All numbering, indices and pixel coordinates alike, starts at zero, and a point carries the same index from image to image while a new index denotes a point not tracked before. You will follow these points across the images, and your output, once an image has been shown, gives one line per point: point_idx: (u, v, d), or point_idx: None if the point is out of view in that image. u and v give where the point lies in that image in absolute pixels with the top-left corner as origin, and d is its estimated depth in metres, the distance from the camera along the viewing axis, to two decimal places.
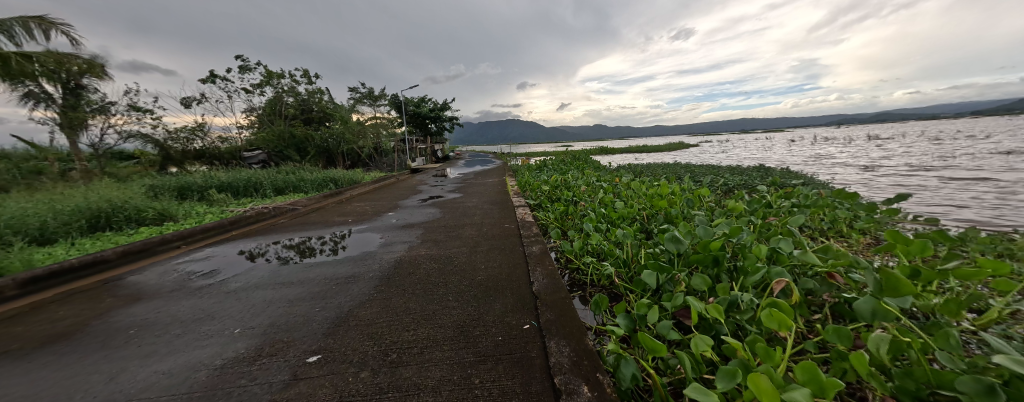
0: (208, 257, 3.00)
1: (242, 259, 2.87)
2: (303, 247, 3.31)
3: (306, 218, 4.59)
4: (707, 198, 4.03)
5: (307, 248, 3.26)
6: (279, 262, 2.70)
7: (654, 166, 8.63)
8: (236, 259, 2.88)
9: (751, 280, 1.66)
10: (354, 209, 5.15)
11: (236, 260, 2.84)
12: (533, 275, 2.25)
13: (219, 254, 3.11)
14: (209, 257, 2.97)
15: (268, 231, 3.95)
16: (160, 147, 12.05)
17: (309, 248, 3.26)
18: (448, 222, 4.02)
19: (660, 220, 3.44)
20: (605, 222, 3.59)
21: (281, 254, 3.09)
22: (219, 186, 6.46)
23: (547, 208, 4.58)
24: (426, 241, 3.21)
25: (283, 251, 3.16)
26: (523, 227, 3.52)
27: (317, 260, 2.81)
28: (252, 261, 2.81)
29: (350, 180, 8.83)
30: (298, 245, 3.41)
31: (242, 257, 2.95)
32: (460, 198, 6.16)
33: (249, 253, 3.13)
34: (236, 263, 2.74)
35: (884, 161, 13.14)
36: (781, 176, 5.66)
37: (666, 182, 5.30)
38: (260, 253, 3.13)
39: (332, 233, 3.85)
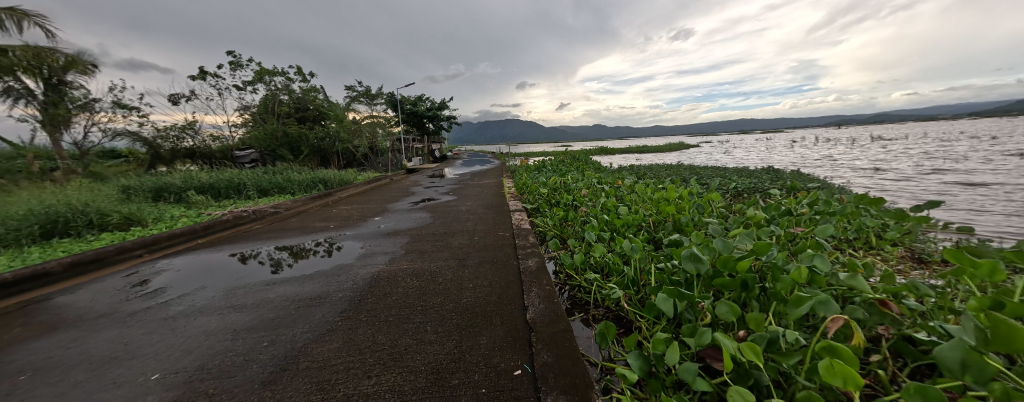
0: (166, 269, 2.70)
1: (202, 273, 2.56)
2: (276, 257, 3.00)
3: (286, 223, 4.26)
4: (719, 204, 3.72)
5: (281, 258, 2.95)
6: (241, 277, 2.40)
7: (657, 167, 8.32)
8: (195, 273, 2.57)
9: (795, 314, 1.32)
10: (339, 212, 4.81)
11: (195, 274, 2.54)
12: (527, 297, 1.93)
13: (180, 265, 2.80)
14: (164, 271, 2.65)
15: (240, 240, 3.62)
16: (148, 146, 11.68)
17: (303, 248, 3.25)
18: (438, 229, 3.70)
19: (669, 229, 3.13)
20: (608, 230, 3.31)
21: (248, 265, 2.78)
22: (199, 187, 6.14)
23: (545, 213, 4.29)
24: (410, 253, 2.89)
25: (251, 263, 2.85)
26: (518, 235, 3.21)
27: (284, 274, 2.48)
28: (213, 275, 2.51)
29: (341, 180, 8.49)
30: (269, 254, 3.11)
31: (203, 270, 2.65)
32: (454, 200, 5.84)
33: (212, 264, 2.82)
34: (194, 278, 2.43)
35: (889, 162, 12.91)
36: (793, 179, 5.37)
37: (672, 185, 4.99)
38: (226, 264, 2.83)
39: (312, 241, 3.54)
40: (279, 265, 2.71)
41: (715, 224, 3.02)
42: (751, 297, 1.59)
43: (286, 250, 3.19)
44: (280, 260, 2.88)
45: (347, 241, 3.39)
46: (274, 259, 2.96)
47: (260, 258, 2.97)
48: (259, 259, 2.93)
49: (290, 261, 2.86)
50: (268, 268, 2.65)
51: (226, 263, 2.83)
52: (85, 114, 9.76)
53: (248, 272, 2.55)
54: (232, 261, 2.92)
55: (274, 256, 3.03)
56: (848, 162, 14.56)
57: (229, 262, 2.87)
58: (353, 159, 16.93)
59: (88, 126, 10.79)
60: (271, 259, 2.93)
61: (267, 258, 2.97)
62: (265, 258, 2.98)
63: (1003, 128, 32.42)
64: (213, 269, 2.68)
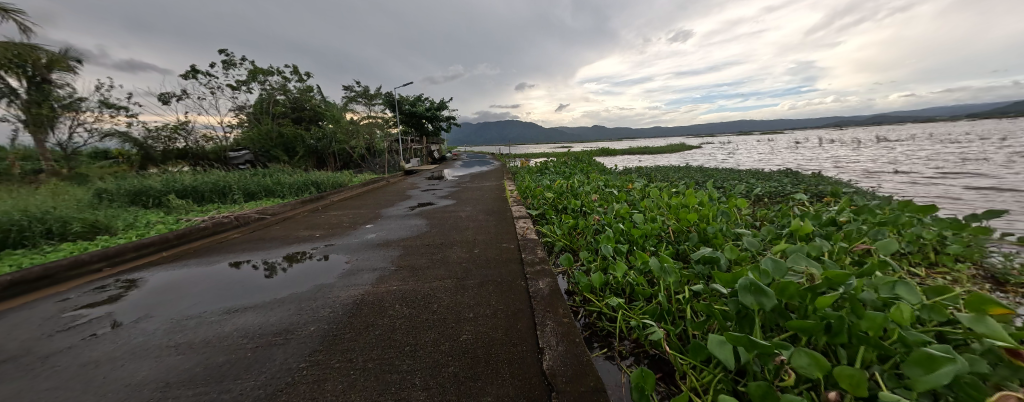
0: (120, 290, 2.33)
1: (159, 296, 2.20)
2: (251, 271, 2.65)
3: (267, 230, 3.86)
4: (745, 212, 3.38)
5: (256, 273, 2.61)
6: (199, 302, 2.03)
7: (665, 169, 7.98)
8: (152, 295, 2.21)
9: (928, 383, 0.95)
10: (327, 218, 4.44)
11: (149, 297, 2.17)
12: (542, 335, 1.55)
13: (135, 284, 2.43)
14: (112, 293, 2.27)
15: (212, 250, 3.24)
16: (139, 146, 11.23)
17: (285, 260, 2.91)
18: (435, 238, 3.35)
19: (697, 243, 2.77)
20: (625, 241, 2.95)
21: (215, 283, 2.42)
22: (181, 191, 5.76)
23: (551, 220, 3.94)
24: (402, 270, 2.52)
25: (220, 279, 2.50)
26: (525, 248, 2.85)
27: (250, 297, 2.10)
28: (170, 298, 2.15)
29: (334, 183, 8.11)
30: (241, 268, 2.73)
31: (161, 290, 2.28)
32: (453, 205, 5.48)
33: (175, 282, 2.46)
34: (147, 303, 2.07)
35: (899, 165, 12.60)
36: (815, 182, 5.02)
37: (687, 190, 4.64)
38: (190, 281, 2.46)
39: (294, 252, 3.15)
40: (251, 284, 2.36)
41: (749, 236, 2.65)
42: (833, 343, 1.24)
43: (266, 262, 2.86)
44: (253, 277, 2.52)
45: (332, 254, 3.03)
46: (246, 274, 2.59)
47: (231, 273, 2.61)
48: (231, 275, 2.57)
49: (284, 266, 2.76)
50: (237, 288, 2.29)
51: (191, 280, 2.48)
52: (71, 113, 9.38)
53: (213, 293, 2.20)
54: (199, 277, 2.55)
55: (249, 270, 2.68)
56: (855, 164, 14.25)
57: (194, 279, 2.50)
58: (350, 161, 16.58)
59: (74, 127, 10.41)
60: (252, 269, 2.69)
61: (237, 274, 2.60)
62: (238, 273, 2.62)
63: (1003, 129, 32.34)
64: (172, 289, 2.31)
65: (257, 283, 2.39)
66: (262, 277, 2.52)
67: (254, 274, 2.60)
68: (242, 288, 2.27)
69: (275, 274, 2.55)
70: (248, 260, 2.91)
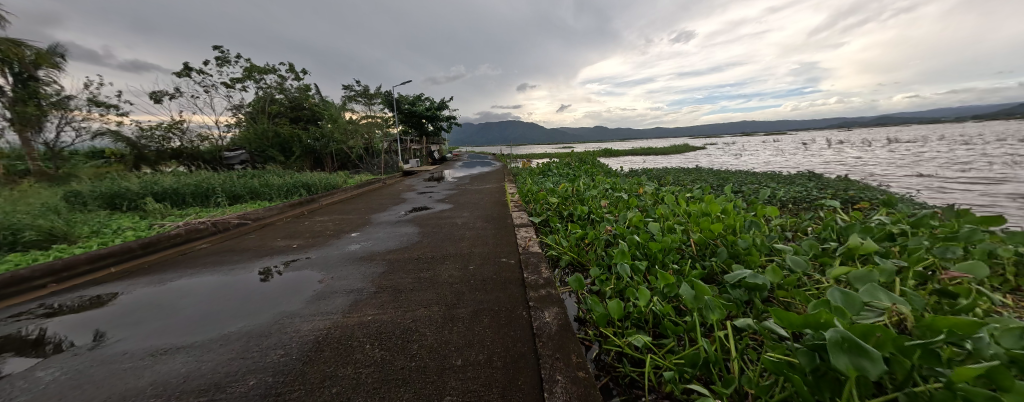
0: (62, 313, 2.03)
1: (109, 321, 1.91)
2: (211, 290, 2.30)
3: (242, 238, 3.48)
4: (777, 222, 3.00)
5: (216, 292, 2.26)
6: (132, 341, 1.67)
7: (675, 171, 7.57)
8: (101, 320, 1.93)
9: None
10: (311, 225, 4.09)
11: (77, 333, 1.81)
12: (551, 395, 1.18)
13: (84, 304, 2.14)
14: (56, 317, 1.98)
15: (178, 259, 2.91)
16: (131, 146, 10.80)
17: (256, 274, 2.57)
18: (426, 250, 2.99)
19: (726, 260, 2.38)
20: (642, 257, 2.56)
21: (162, 309, 2.05)
22: (160, 194, 5.39)
23: (557, 229, 3.56)
24: (382, 293, 2.13)
25: (173, 303, 2.14)
26: (527, 266, 2.48)
27: (205, 325, 1.78)
28: (120, 324, 1.87)
29: (327, 184, 7.74)
30: (207, 283, 2.42)
31: (108, 314, 1.98)
32: (449, 210, 5.11)
33: (120, 306, 2.11)
34: (86, 335, 1.78)
35: (915, 167, 12.19)
36: (844, 186, 4.60)
37: (705, 196, 4.23)
38: (135, 305, 2.10)
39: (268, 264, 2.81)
40: (204, 307, 2.00)
41: (790, 253, 2.26)
42: None
43: (234, 277, 2.52)
44: (219, 294, 2.23)
45: (306, 269, 2.66)
46: (211, 292, 2.28)
47: (188, 293, 2.26)
48: (186, 296, 2.22)
49: (280, 268, 2.68)
50: (194, 311, 1.97)
51: (138, 304, 2.12)
52: (60, 111, 9.02)
53: (156, 323, 1.84)
54: (151, 297, 2.21)
55: (209, 289, 2.32)
56: (868, 166, 13.80)
57: (144, 301, 2.16)
58: (348, 162, 16.28)
59: (63, 126, 10.09)
60: (221, 284, 2.39)
61: (201, 291, 2.29)
62: (194, 294, 2.26)
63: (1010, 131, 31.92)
64: (113, 317, 1.96)
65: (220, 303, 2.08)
66: (234, 292, 2.25)
67: (244, 278, 2.50)
68: (198, 312, 1.95)
69: (244, 292, 2.25)
70: (212, 275, 2.55)
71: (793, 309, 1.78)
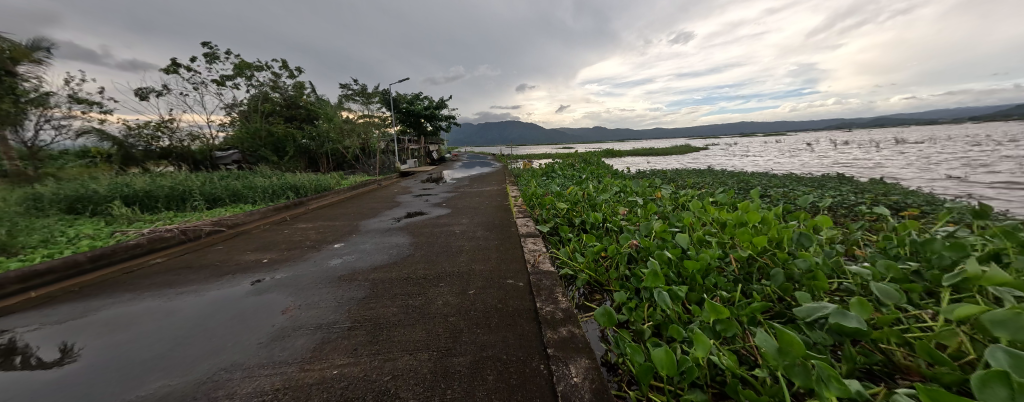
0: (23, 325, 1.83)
1: (86, 331, 1.76)
2: (157, 317, 1.89)
3: (208, 249, 3.03)
4: (829, 234, 2.57)
5: (162, 321, 1.84)
6: (45, 389, 1.33)
7: (686, 174, 7.15)
8: (81, 329, 1.78)
9: None
10: (288, 234, 3.60)
11: (17, 355, 1.56)
12: None
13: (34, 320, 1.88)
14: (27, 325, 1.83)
15: (135, 271, 2.53)
16: (118, 145, 10.08)
17: (226, 291, 2.20)
18: (417, 268, 2.54)
19: (783, 285, 1.94)
20: (679, 281, 2.11)
21: (128, 327, 1.80)
22: (128, 198, 4.91)
23: (569, 240, 3.11)
24: (357, 330, 1.68)
25: (122, 328, 1.80)
26: (540, 292, 2.03)
27: (164, 358, 1.50)
28: (94, 337, 1.70)
29: (317, 185, 7.28)
30: (174, 298, 2.10)
31: (90, 322, 1.83)
32: (446, 216, 4.68)
33: (73, 323, 1.84)
34: (53, 349, 1.61)
35: (932, 169, 11.82)
36: (883, 191, 4.19)
37: (733, 203, 3.78)
38: (87, 325, 1.81)
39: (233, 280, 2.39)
40: (171, 331, 1.72)
41: (867, 280, 1.82)
42: None
43: (199, 294, 2.15)
44: (194, 311, 1.95)
45: (271, 291, 2.18)
46: (184, 307, 1.99)
47: (143, 314, 1.91)
48: (162, 309, 1.97)
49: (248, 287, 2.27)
50: (163, 334, 1.70)
51: (86, 325, 1.81)
52: (38, 109, 8.42)
53: (98, 356, 1.54)
54: (131, 305, 2.02)
55: (184, 302, 2.04)
56: (880, 168, 13.41)
57: (123, 310, 1.97)
58: (343, 162, 15.90)
59: (43, 124, 9.56)
60: (196, 298, 2.09)
61: (175, 305, 2.01)
62: (169, 306, 2.00)
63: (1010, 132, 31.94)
64: (91, 327, 1.80)
65: (194, 324, 1.80)
66: (211, 309, 1.95)
67: (215, 295, 2.14)
68: (162, 338, 1.67)
69: (220, 311, 1.93)
70: (161, 297, 2.11)
71: (900, 361, 1.35)
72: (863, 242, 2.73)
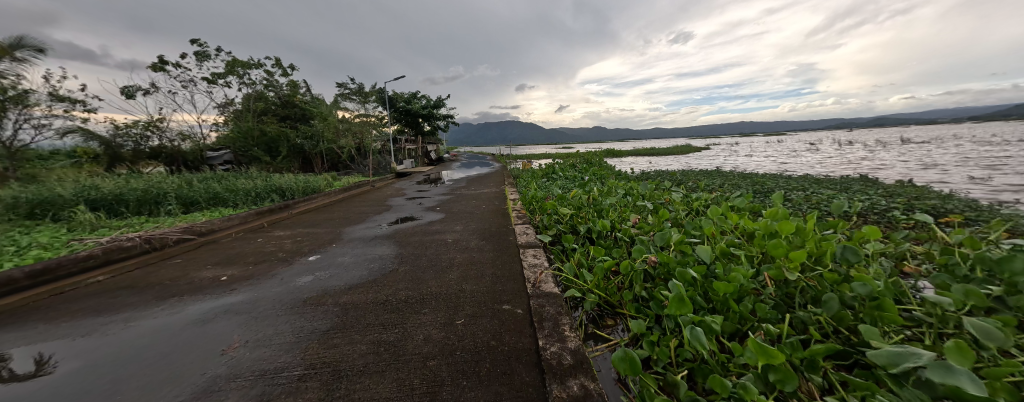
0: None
1: (55, 343, 1.63)
2: (113, 337, 1.67)
3: (164, 263, 2.67)
4: (878, 247, 2.19)
5: (113, 344, 1.61)
6: None
7: (694, 175, 6.78)
8: (55, 339, 1.67)
9: None
10: (260, 243, 3.23)
11: None
12: None
13: None
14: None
15: (70, 291, 2.18)
16: (105, 145, 9.62)
17: (179, 312, 1.90)
18: (400, 288, 2.18)
19: (840, 314, 1.58)
20: (708, 310, 1.73)
21: (95, 341, 1.64)
22: (96, 203, 4.54)
23: (575, 253, 2.75)
24: (311, 376, 1.34)
25: (96, 338, 1.67)
26: (542, 324, 1.65)
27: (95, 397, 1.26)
28: (63, 350, 1.57)
29: (306, 188, 6.89)
30: (120, 320, 1.82)
31: (66, 332, 1.71)
32: (439, 221, 4.32)
33: (42, 333, 1.71)
34: (20, 362, 1.50)
35: (946, 170, 11.48)
36: (916, 194, 3.84)
37: (755, 208, 3.41)
38: (57, 337, 1.68)
39: (184, 300, 2.05)
40: (132, 353, 1.53)
41: (948, 310, 1.46)
42: None
43: (143, 318, 1.84)
44: (156, 330, 1.73)
45: (228, 317, 1.84)
46: (149, 324, 1.78)
47: (111, 328, 1.75)
48: (129, 324, 1.78)
49: (198, 310, 1.92)
50: (124, 355, 1.52)
51: (59, 336, 1.69)
52: (18, 107, 7.93)
53: (52, 378, 1.39)
54: (103, 316, 1.86)
55: (151, 318, 1.84)
56: (891, 168, 13.04)
57: (96, 320, 1.82)
58: (339, 162, 15.51)
59: (22, 123, 9.09)
60: (155, 317, 1.85)
61: (138, 323, 1.80)
62: (135, 322, 1.80)
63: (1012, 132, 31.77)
64: (62, 338, 1.67)
65: (154, 346, 1.59)
66: (172, 330, 1.72)
67: (164, 319, 1.83)
68: (116, 363, 1.47)
69: (178, 335, 1.68)
70: (112, 316, 1.86)
71: None
72: (912, 255, 2.37)
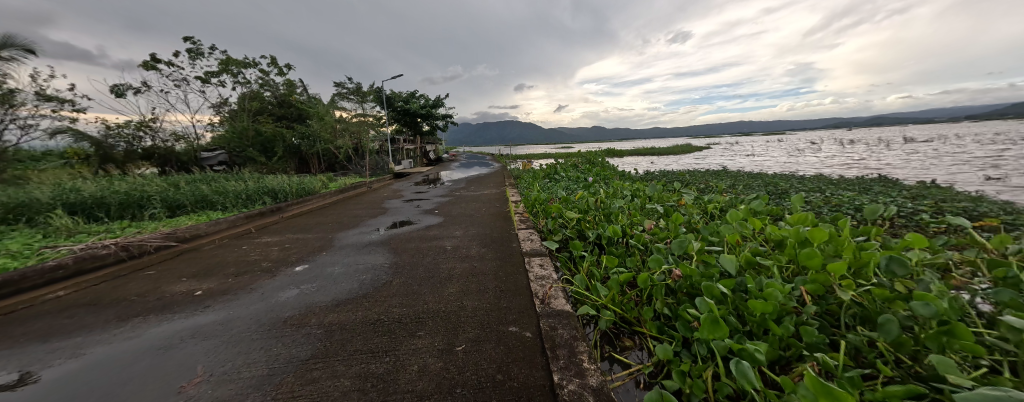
0: None
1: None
2: (64, 366, 1.45)
3: (135, 275, 2.44)
4: (922, 256, 1.97)
5: (62, 375, 1.39)
6: None
7: (702, 175, 6.57)
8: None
9: None
10: (243, 252, 2.98)
11: None
12: None
13: None
14: None
15: (23, 309, 1.95)
16: (97, 146, 9.21)
17: (145, 335, 1.67)
18: (393, 305, 1.95)
19: (901, 340, 1.36)
20: (746, 336, 1.50)
21: (44, 370, 1.43)
22: (73, 207, 4.28)
23: (584, 262, 2.52)
24: None
25: (48, 365, 1.46)
26: (556, 353, 1.42)
27: None
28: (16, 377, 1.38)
29: (300, 189, 6.66)
30: (74, 346, 1.59)
31: (13, 359, 1.50)
32: (438, 225, 4.09)
33: None
34: None
35: (954, 170, 11.30)
36: (942, 196, 3.64)
37: (774, 212, 3.20)
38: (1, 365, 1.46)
39: (151, 319, 1.82)
40: (82, 388, 1.32)
41: None
42: None
43: (102, 343, 1.61)
44: (116, 357, 1.51)
45: (198, 341, 1.61)
46: (108, 349, 1.56)
47: (66, 354, 1.53)
48: (86, 350, 1.56)
49: (166, 332, 1.70)
50: (70, 391, 1.30)
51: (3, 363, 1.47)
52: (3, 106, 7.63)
53: None
54: (58, 340, 1.64)
55: (113, 342, 1.62)
56: (897, 168, 12.88)
57: (49, 345, 1.60)
58: (335, 162, 15.25)
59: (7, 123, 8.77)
60: (117, 341, 1.63)
61: (95, 348, 1.57)
62: (93, 346, 1.58)
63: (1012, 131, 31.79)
64: (7, 366, 1.46)
65: (108, 379, 1.36)
66: (133, 357, 1.50)
67: (125, 343, 1.61)
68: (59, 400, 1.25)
69: (137, 364, 1.45)
70: (66, 340, 1.63)
71: None
72: (955, 264, 2.16)
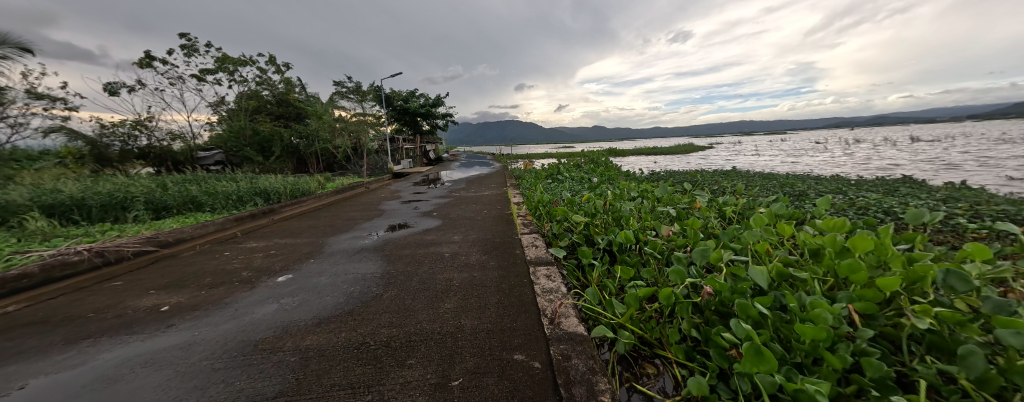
0: None
1: None
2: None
3: (99, 286, 2.21)
4: (982, 268, 1.73)
5: None
6: None
7: (711, 176, 6.31)
8: None
9: None
10: (224, 259, 2.75)
11: None
12: None
13: None
14: None
15: None
16: (90, 145, 8.96)
17: (90, 362, 1.43)
18: (381, 325, 1.71)
19: (988, 376, 1.12)
20: (794, 370, 1.25)
21: None
22: (49, 209, 4.04)
23: (595, 272, 2.28)
24: None
25: None
26: (571, 392, 1.18)
27: None
28: None
29: (294, 190, 6.43)
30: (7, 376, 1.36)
31: None
32: (435, 229, 3.86)
33: None
34: None
35: (967, 170, 11.03)
36: (978, 199, 3.38)
37: (797, 215, 2.96)
38: None
39: (104, 341, 1.58)
40: None
41: None
42: None
43: (39, 372, 1.37)
44: (49, 392, 1.27)
45: (152, 370, 1.38)
46: (44, 380, 1.32)
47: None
48: (18, 381, 1.32)
49: (116, 357, 1.46)
50: None
51: None
52: None
53: None
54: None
55: (52, 372, 1.38)
56: (907, 168, 12.61)
57: None
58: (334, 162, 15.04)
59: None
60: (59, 369, 1.39)
61: (26, 381, 1.33)
62: (25, 378, 1.34)
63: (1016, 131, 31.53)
64: None
65: None
66: (69, 392, 1.26)
67: (66, 372, 1.37)
68: None
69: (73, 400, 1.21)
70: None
71: None
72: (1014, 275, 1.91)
